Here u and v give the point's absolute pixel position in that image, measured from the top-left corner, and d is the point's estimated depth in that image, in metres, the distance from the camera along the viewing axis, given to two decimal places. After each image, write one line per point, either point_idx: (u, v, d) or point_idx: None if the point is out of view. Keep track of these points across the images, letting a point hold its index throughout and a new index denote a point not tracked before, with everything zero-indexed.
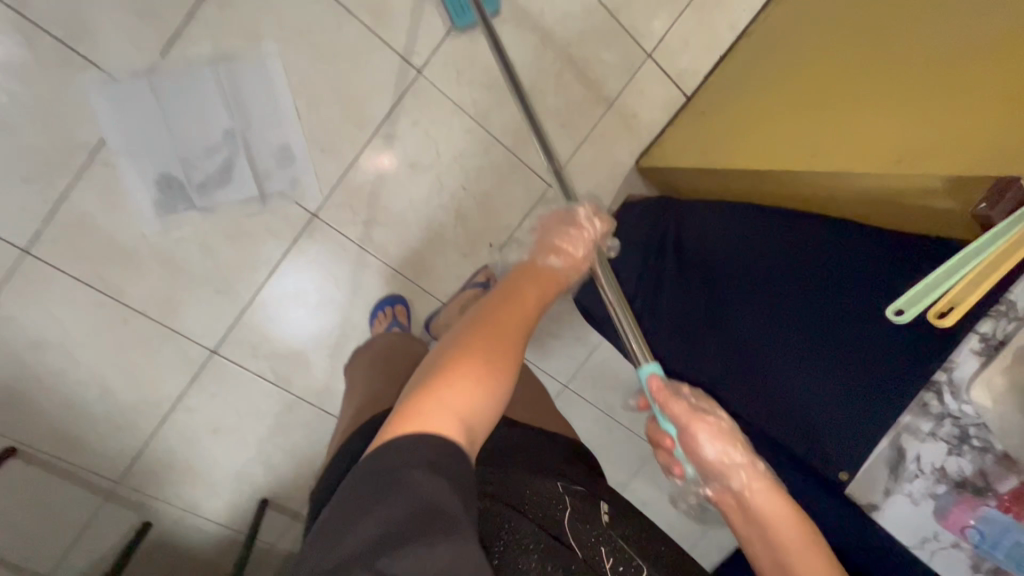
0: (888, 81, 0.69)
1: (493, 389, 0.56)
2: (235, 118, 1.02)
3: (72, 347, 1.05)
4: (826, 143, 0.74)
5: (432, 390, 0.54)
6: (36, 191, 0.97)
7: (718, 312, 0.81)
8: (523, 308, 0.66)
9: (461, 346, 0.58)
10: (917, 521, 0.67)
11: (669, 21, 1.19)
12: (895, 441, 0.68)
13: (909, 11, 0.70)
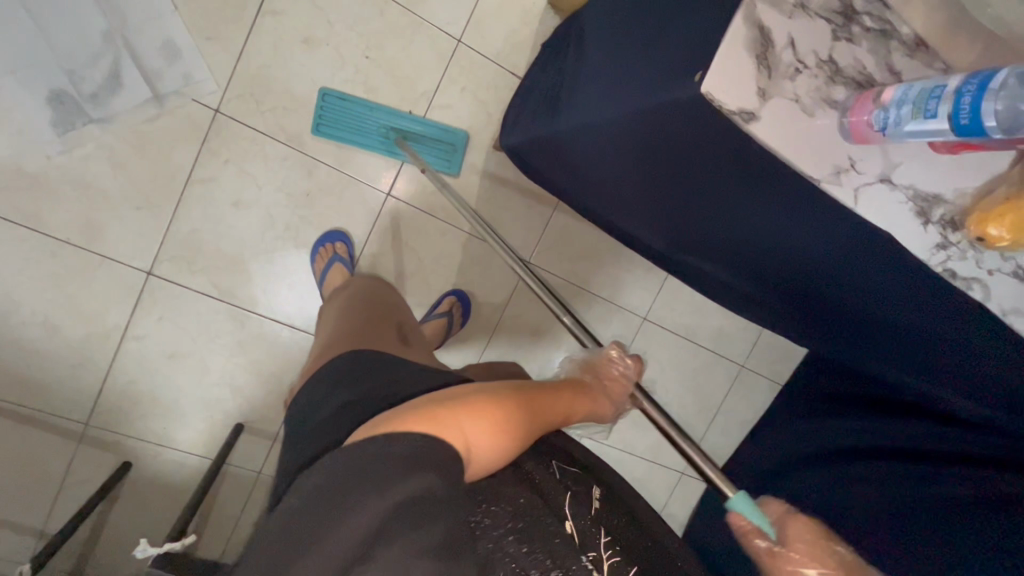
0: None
1: (501, 446, 0.63)
2: (110, 19, 0.99)
3: (8, 286, 1.05)
4: None
5: (459, 414, 0.60)
6: None
7: (614, 59, 0.70)
8: (556, 406, 0.75)
9: (484, 392, 0.66)
10: (824, 147, 0.45)
11: None
12: (755, 18, 0.40)
13: None
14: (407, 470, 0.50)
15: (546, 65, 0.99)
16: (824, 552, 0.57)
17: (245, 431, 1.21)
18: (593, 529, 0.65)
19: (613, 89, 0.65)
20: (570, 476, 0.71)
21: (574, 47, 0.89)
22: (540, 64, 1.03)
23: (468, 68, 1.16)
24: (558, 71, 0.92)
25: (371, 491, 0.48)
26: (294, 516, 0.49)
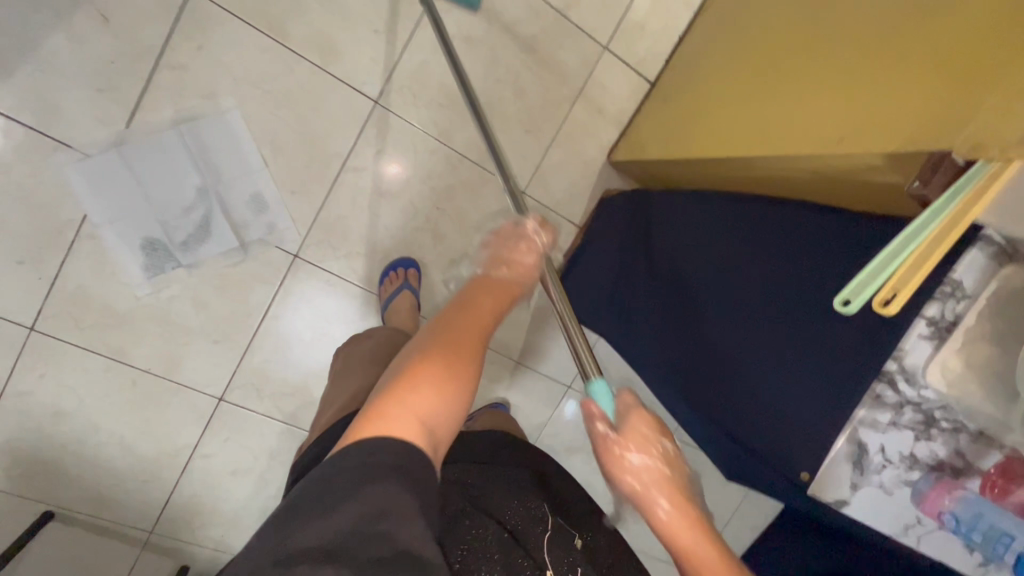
0: (862, 40, 0.63)
1: (451, 401, 0.60)
2: (206, 175, 1.05)
3: (89, 411, 1.11)
4: (773, 127, 0.72)
5: (397, 391, 0.58)
6: (32, 271, 1.02)
7: (691, 313, 0.82)
8: (481, 313, 0.70)
9: (416, 354, 0.63)
10: (896, 506, 0.61)
11: (620, 11, 1.17)
12: (853, 437, 0.61)
13: None
14: (371, 475, 0.51)
15: (619, 237, 1.03)
16: (651, 444, 0.71)
17: None
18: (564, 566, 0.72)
19: (699, 358, 0.79)
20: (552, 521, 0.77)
21: (646, 246, 0.95)
22: (614, 222, 1.06)
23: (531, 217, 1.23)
24: (625, 265, 0.99)
25: (345, 501, 0.49)
26: (266, 532, 0.50)
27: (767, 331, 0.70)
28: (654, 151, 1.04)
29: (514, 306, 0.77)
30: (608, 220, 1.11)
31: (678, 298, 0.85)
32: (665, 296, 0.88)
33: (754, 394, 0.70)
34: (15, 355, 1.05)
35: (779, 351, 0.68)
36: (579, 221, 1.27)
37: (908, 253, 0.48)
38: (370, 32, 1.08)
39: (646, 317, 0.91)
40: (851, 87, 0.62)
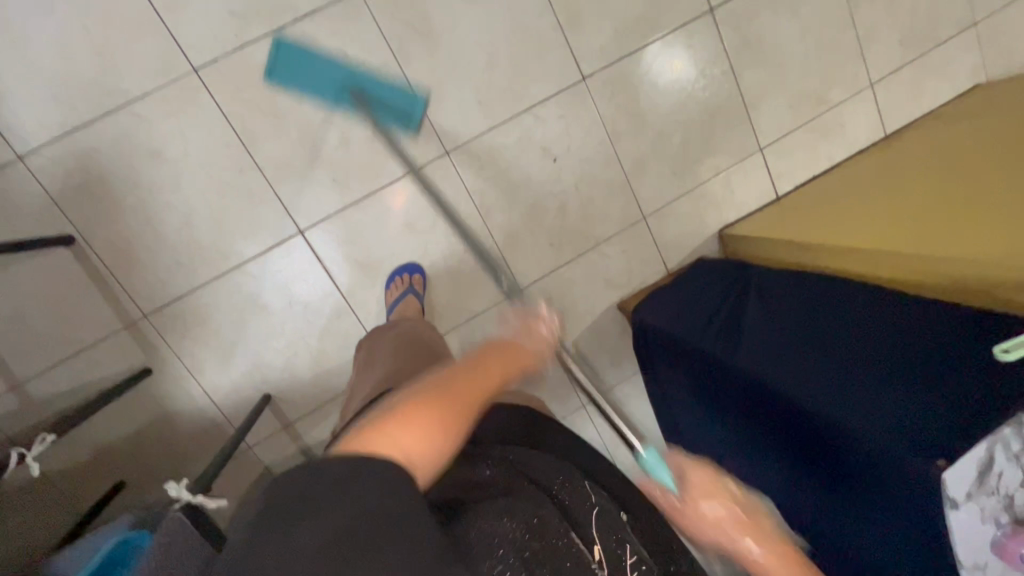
0: (1002, 201, 0.89)
1: (438, 438, 0.51)
2: (423, 46, 1.14)
3: (181, 170, 1.08)
4: (921, 237, 0.92)
5: (386, 420, 0.50)
6: (233, 27, 1.06)
7: (802, 340, 0.94)
8: (489, 377, 0.58)
9: (410, 393, 0.54)
10: (975, 536, 0.74)
11: (786, 130, 1.39)
12: (990, 448, 0.71)
13: (988, 176, 0.96)
14: (349, 491, 0.45)
15: (713, 286, 1.20)
16: (717, 490, 0.59)
17: (269, 405, 1.19)
18: (619, 550, 0.60)
19: (808, 371, 0.89)
20: (602, 497, 0.64)
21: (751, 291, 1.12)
22: (700, 279, 1.24)
23: (637, 240, 1.35)
24: (728, 307, 1.13)
25: (305, 521, 0.44)
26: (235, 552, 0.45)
27: (890, 366, 0.83)
28: (771, 229, 1.23)
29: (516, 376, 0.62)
30: (691, 276, 1.27)
31: (787, 327, 0.97)
32: (775, 322, 1.00)
33: (858, 401, 0.82)
34: (162, 83, 1.05)
35: (899, 375, 0.81)
36: (671, 267, 1.38)
37: None
38: (611, 27, 1.24)
39: (740, 331, 1.04)
40: (991, 222, 0.86)
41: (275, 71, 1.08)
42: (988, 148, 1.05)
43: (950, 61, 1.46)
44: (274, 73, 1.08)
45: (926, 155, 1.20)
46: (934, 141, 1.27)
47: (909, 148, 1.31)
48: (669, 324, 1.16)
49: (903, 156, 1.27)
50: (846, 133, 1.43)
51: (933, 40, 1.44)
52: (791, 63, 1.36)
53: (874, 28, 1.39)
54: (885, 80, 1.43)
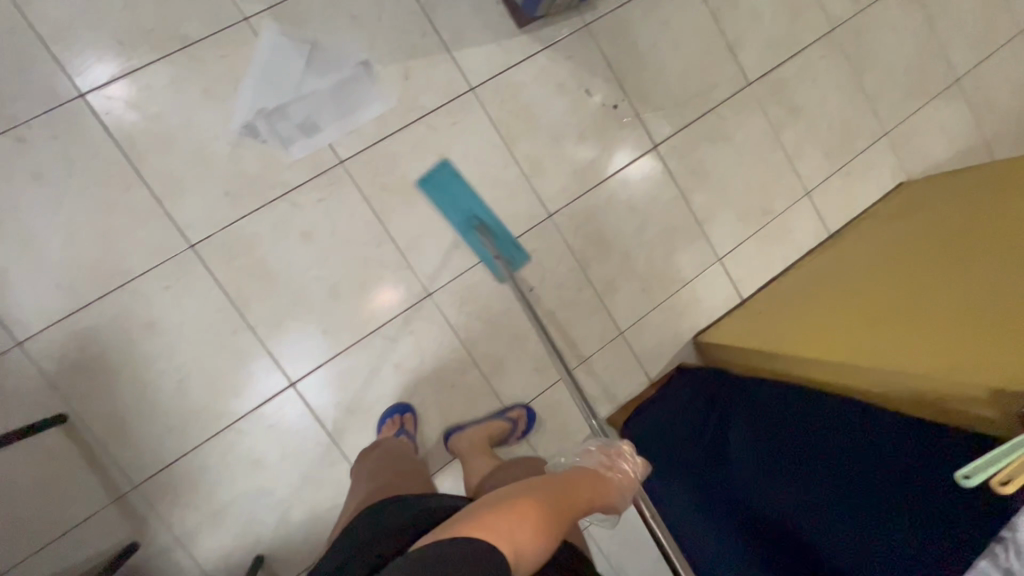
0: (952, 303, 0.95)
1: (537, 538, 0.70)
2: (402, 203, 1.25)
3: (175, 338, 1.13)
4: (878, 351, 0.98)
5: (507, 514, 0.70)
6: (227, 205, 1.16)
7: (785, 463, 1.00)
8: (579, 496, 0.83)
9: (520, 496, 0.75)
10: None
11: (740, 240, 1.52)
12: None
13: (930, 280, 1.03)
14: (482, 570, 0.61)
15: (694, 395, 1.27)
16: None
17: (262, 566, 1.15)
18: None
19: (799, 501, 0.96)
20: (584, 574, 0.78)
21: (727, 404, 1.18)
22: (682, 389, 1.30)
23: (616, 356, 1.41)
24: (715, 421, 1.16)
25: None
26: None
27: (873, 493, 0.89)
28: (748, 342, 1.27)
29: (603, 501, 0.89)
30: (675, 387, 1.34)
31: (766, 449, 1.04)
32: (754, 441, 1.07)
33: (851, 535, 0.89)
34: (159, 260, 1.12)
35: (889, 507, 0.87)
36: (654, 377, 1.44)
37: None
38: (571, 169, 1.38)
39: (724, 452, 1.10)
40: (951, 331, 0.91)
41: (433, 203, 1.26)
42: (926, 248, 1.14)
43: (873, 167, 1.65)
44: (428, 187, 1.25)
45: (873, 255, 1.30)
46: (877, 241, 1.37)
47: (858, 248, 1.41)
48: (659, 443, 1.21)
49: (854, 257, 1.37)
50: (795, 237, 1.56)
51: (854, 151, 1.63)
52: (735, 182, 1.51)
53: (801, 146, 1.58)
54: (820, 188, 1.59)
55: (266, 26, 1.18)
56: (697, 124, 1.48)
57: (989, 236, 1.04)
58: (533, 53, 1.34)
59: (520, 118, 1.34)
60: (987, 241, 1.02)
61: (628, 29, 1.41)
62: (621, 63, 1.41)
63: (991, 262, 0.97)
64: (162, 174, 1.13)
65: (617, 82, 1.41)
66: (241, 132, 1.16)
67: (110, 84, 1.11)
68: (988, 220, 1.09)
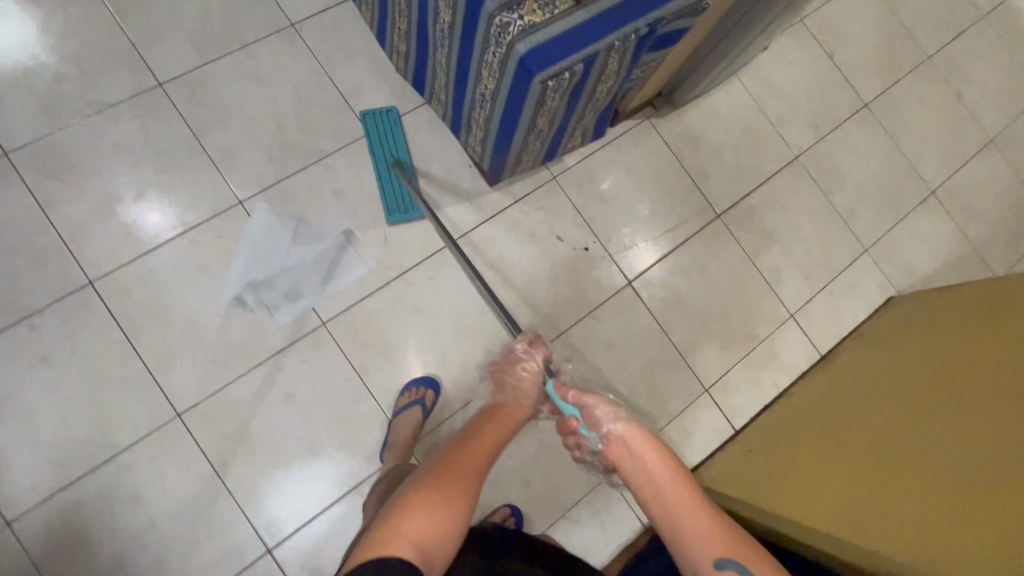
0: (943, 484, 0.91)
1: (447, 518, 0.77)
2: (381, 358, 1.31)
3: (157, 509, 1.15)
4: (858, 515, 0.97)
5: (396, 521, 0.74)
6: (214, 372, 1.22)
7: None
8: (478, 446, 0.89)
9: (411, 492, 0.79)
10: None
11: (725, 368, 1.50)
12: None
13: (912, 444, 1.04)
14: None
15: None
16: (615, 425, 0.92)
17: None
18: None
19: None
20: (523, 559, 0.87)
21: None
22: None
23: (604, 499, 1.36)
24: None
25: None
26: None
27: None
28: (739, 492, 1.20)
29: (512, 434, 0.95)
30: None
31: None
32: None
33: None
34: (147, 431, 1.18)
35: None
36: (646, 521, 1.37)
37: None
38: (545, 311, 1.43)
39: None
40: (945, 516, 0.86)
41: (368, 137, 1.38)
42: (923, 408, 1.11)
43: (858, 283, 1.64)
44: (366, 117, 1.39)
45: (863, 397, 1.26)
46: (866, 376, 1.34)
47: (847, 380, 1.38)
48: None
49: (843, 392, 1.33)
50: (783, 361, 1.54)
51: (836, 269, 1.64)
52: (713, 309, 1.53)
53: (779, 268, 1.60)
54: (804, 308, 1.59)
55: (258, 208, 1.31)
56: (669, 256, 1.54)
57: (985, 406, 1.00)
58: (504, 207, 1.45)
59: (495, 266, 1.42)
60: (983, 413, 0.99)
61: (593, 177, 1.52)
62: (589, 207, 1.51)
63: (987, 441, 0.93)
64: (157, 347, 1.21)
65: (587, 225, 1.50)
66: (232, 304, 1.26)
67: (116, 268, 1.23)
68: (982, 382, 1.06)
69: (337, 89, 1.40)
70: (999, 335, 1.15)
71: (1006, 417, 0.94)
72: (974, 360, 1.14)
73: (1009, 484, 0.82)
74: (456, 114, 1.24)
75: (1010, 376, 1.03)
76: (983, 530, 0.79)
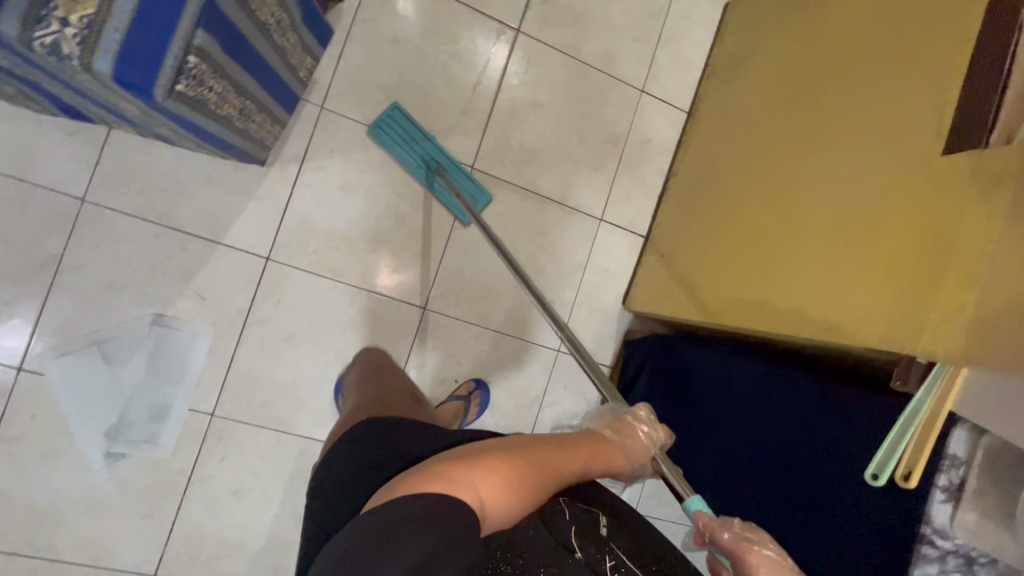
0: (830, 231, 0.84)
1: (517, 498, 0.69)
2: (293, 403, 1.22)
3: None
4: (771, 298, 0.93)
5: (473, 468, 0.66)
6: (151, 523, 1.14)
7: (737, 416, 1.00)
8: (575, 454, 0.83)
9: (492, 448, 0.72)
10: None
11: (607, 187, 1.42)
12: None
13: (797, 190, 0.95)
14: (433, 516, 0.56)
15: (656, 350, 1.27)
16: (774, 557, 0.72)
17: None
18: (599, 557, 0.71)
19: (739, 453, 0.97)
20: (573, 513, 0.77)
21: (682, 355, 1.18)
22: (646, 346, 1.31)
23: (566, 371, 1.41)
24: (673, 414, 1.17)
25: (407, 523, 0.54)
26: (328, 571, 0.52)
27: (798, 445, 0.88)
28: (682, 309, 1.19)
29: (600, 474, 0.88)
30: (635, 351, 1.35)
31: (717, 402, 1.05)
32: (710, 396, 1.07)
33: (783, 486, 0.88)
34: None
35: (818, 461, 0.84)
36: (611, 362, 1.43)
37: (914, 421, 0.62)
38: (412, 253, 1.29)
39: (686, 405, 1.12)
40: (839, 271, 0.80)
41: (383, 145, 1.24)
42: (790, 147, 1.01)
43: (690, 11, 1.45)
44: (378, 132, 1.23)
45: (741, 155, 1.16)
46: (737, 123, 1.23)
47: (723, 139, 1.27)
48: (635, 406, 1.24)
49: (724, 155, 1.24)
50: (656, 144, 1.44)
51: (662, 9, 1.43)
52: (566, 138, 1.38)
53: (607, 48, 1.40)
54: (650, 75, 1.43)
55: (44, 359, 1.09)
56: (494, 112, 1.33)
57: (842, 122, 0.90)
58: (294, 179, 1.20)
59: (331, 244, 1.23)
60: (843, 134, 0.89)
61: (363, 78, 1.24)
62: (382, 116, 1.26)
63: (851, 170, 0.85)
64: (78, 545, 1.11)
65: (392, 137, 1.26)
66: (108, 460, 1.11)
67: None
68: (833, 91, 0.94)
69: (7, 173, 1.06)
70: (838, 18, 0.99)
71: (865, 133, 0.84)
72: (820, 63, 1.00)
73: (879, 223, 0.76)
74: (147, 132, 0.95)
75: (858, 73, 0.89)
76: (860, 284, 0.76)
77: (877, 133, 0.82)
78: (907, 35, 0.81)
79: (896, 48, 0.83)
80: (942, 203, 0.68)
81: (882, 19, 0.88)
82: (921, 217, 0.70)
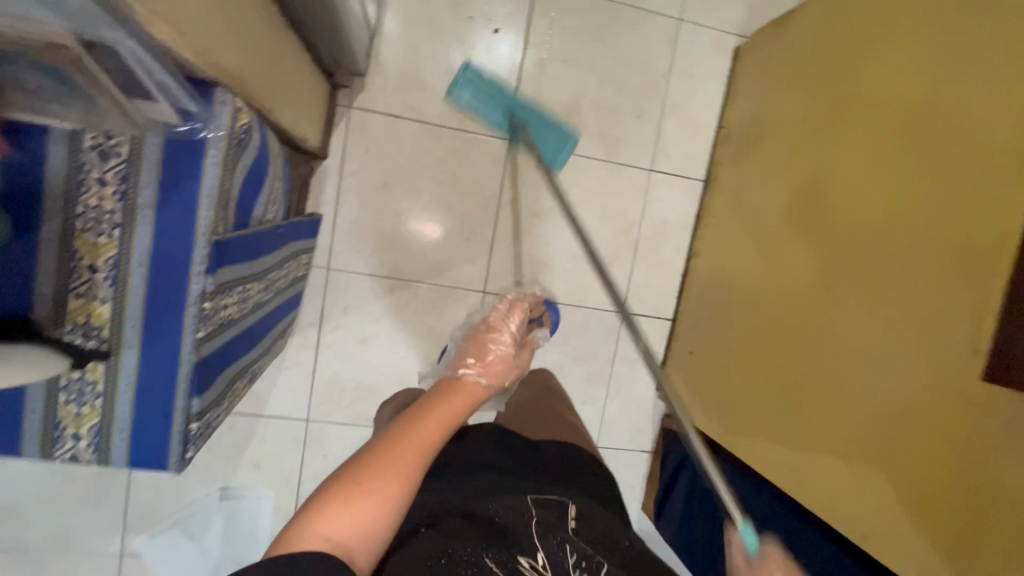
0: (871, 427, 0.79)
1: (397, 508, 0.58)
2: None
3: None
4: (807, 473, 0.90)
5: (342, 493, 0.56)
6: None
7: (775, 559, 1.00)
8: (431, 421, 0.67)
9: (354, 460, 0.60)
10: None
11: (625, 278, 1.35)
12: None
13: (831, 356, 0.88)
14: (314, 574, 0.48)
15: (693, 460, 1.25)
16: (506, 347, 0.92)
17: None
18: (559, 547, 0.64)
19: None
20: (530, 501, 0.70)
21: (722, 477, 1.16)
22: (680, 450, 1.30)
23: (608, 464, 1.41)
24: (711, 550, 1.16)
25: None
26: None
27: None
28: (713, 426, 1.16)
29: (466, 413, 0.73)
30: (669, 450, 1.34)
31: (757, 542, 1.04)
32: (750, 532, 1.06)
33: None
34: None
35: None
36: (652, 447, 1.42)
37: None
38: None
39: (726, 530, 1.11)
40: (887, 480, 0.77)
41: None
42: (810, 293, 0.95)
43: (695, 66, 1.31)
44: None
45: (760, 279, 1.09)
46: (758, 226, 1.13)
47: (736, 244, 1.19)
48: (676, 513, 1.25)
49: (745, 260, 1.15)
50: (673, 222, 1.35)
51: (662, 74, 1.30)
52: (576, 238, 1.32)
53: (606, 133, 1.30)
54: (658, 150, 1.32)
55: (138, 543, 1.22)
56: (499, 227, 1.28)
57: (870, 289, 0.83)
58: (316, 341, 1.24)
59: (362, 395, 1.27)
60: (870, 303, 0.83)
61: (361, 227, 1.22)
62: (385, 260, 1.25)
63: (881, 355, 0.79)
64: None
65: (399, 280, 1.26)
66: None
67: None
68: (856, 241, 0.87)
69: None
70: (859, 151, 0.90)
71: (895, 312, 0.79)
72: (840, 203, 0.92)
73: (922, 435, 0.73)
74: None
75: (885, 233, 0.83)
76: (907, 495, 0.75)
77: (913, 320, 0.76)
78: (949, 214, 0.74)
79: (929, 221, 0.77)
80: (991, 447, 0.65)
81: (913, 175, 0.80)
82: (968, 453, 0.68)
